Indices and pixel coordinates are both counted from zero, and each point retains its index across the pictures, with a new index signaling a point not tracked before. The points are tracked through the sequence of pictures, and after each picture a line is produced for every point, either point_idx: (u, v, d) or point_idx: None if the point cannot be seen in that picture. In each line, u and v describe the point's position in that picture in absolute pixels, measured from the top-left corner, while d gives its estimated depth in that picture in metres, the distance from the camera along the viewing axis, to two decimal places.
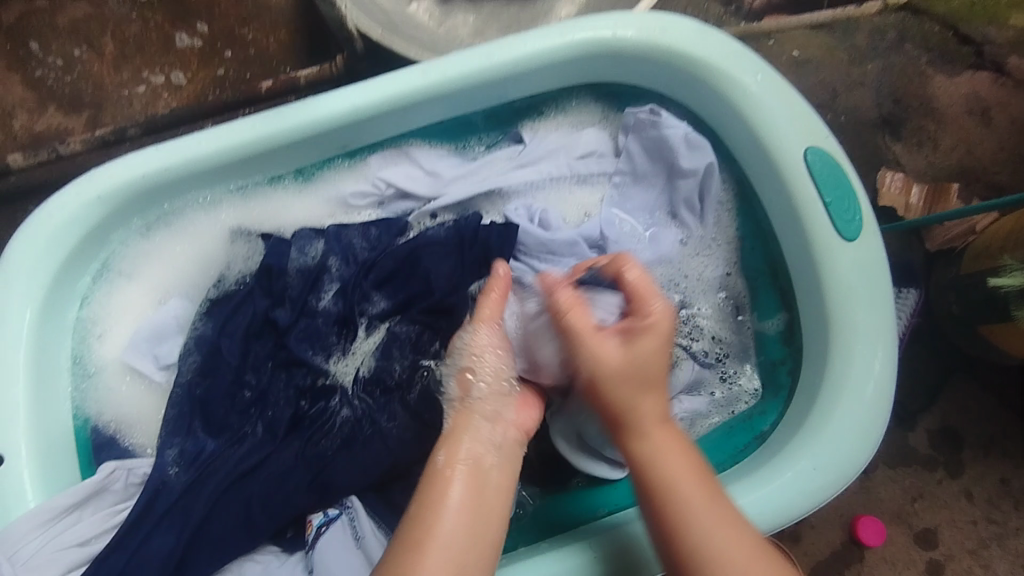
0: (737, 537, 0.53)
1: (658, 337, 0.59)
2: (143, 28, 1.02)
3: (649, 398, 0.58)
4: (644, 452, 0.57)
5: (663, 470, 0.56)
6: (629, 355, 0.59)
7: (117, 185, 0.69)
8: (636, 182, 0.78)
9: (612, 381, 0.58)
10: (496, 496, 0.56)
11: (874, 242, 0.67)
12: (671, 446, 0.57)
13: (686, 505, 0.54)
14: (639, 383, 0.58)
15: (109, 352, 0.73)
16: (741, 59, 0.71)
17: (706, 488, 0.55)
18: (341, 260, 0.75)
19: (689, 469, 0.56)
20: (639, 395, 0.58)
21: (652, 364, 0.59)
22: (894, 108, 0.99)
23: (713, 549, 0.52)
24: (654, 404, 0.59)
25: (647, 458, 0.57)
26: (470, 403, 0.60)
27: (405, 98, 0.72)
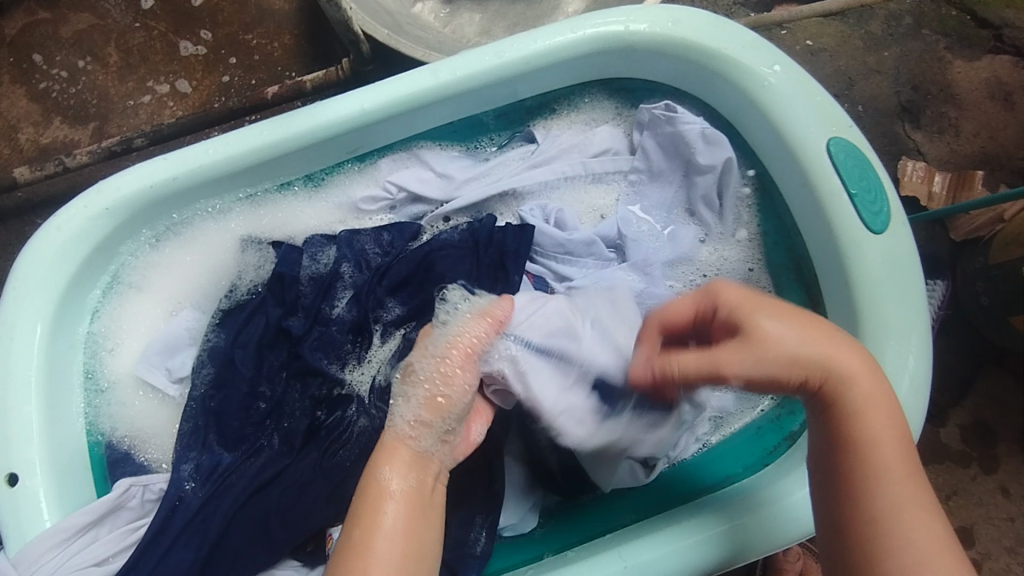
0: (920, 493, 0.47)
1: (759, 305, 0.53)
2: (147, 37, 1.01)
3: (802, 333, 0.51)
4: (849, 394, 0.50)
5: (858, 411, 0.50)
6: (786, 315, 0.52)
7: (125, 196, 0.68)
8: (653, 178, 0.76)
9: (776, 350, 0.51)
10: (433, 508, 0.54)
11: (903, 233, 0.65)
12: (871, 387, 0.50)
13: (878, 459, 0.48)
14: (808, 334, 0.52)
15: (121, 366, 0.71)
16: (758, 49, 0.69)
17: (893, 435, 0.49)
18: (354, 266, 0.74)
19: (889, 416, 0.50)
20: (808, 339, 0.51)
21: (807, 318, 0.53)
22: (913, 95, 0.97)
23: (889, 507, 0.46)
24: (840, 343, 0.52)
25: (848, 405, 0.50)
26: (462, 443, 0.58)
27: (414, 100, 0.71)
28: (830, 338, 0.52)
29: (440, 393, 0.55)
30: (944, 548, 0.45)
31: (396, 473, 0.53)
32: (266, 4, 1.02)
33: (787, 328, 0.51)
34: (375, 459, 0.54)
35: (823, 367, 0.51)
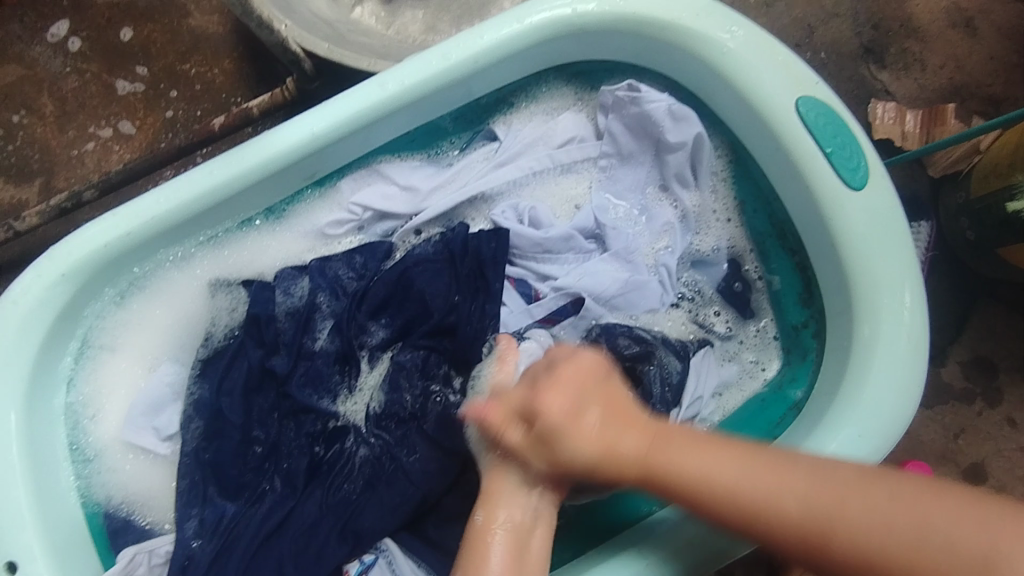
0: (845, 492, 0.48)
1: (563, 373, 0.56)
2: (81, 81, 0.97)
3: (673, 449, 0.53)
4: (687, 492, 0.52)
5: (712, 492, 0.51)
6: (580, 414, 0.54)
7: (80, 259, 0.65)
8: (624, 161, 0.74)
9: (576, 465, 0.54)
10: (537, 548, 0.55)
11: (883, 185, 0.64)
12: (701, 460, 0.52)
13: (781, 510, 0.49)
14: (577, 428, 0.54)
15: (107, 432, 0.69)
16: (713, 14, 0.66)
17: (776, 478, 0.50)
18: (330, 295, 0.72)
19: (747, 469, 0.51)
20: (615, 438, 0.54)
21: (598, 391, 0.56)
22: (875, 35, 0.95)
23: (833, 524, 0.47)
24: (625, 437, 0.54)
25: (697, 494, 0.51)
26: (505, 465, 0.57)
27: (366, 117, 0.68)
28: (622, 416, 0.56)
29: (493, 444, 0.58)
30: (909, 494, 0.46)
31: (501, 513, 0.55)
32: (200, 30, 0.98)
33: (581, 452, 0.54)
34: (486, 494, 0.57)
35: (645, 474, 0.53)
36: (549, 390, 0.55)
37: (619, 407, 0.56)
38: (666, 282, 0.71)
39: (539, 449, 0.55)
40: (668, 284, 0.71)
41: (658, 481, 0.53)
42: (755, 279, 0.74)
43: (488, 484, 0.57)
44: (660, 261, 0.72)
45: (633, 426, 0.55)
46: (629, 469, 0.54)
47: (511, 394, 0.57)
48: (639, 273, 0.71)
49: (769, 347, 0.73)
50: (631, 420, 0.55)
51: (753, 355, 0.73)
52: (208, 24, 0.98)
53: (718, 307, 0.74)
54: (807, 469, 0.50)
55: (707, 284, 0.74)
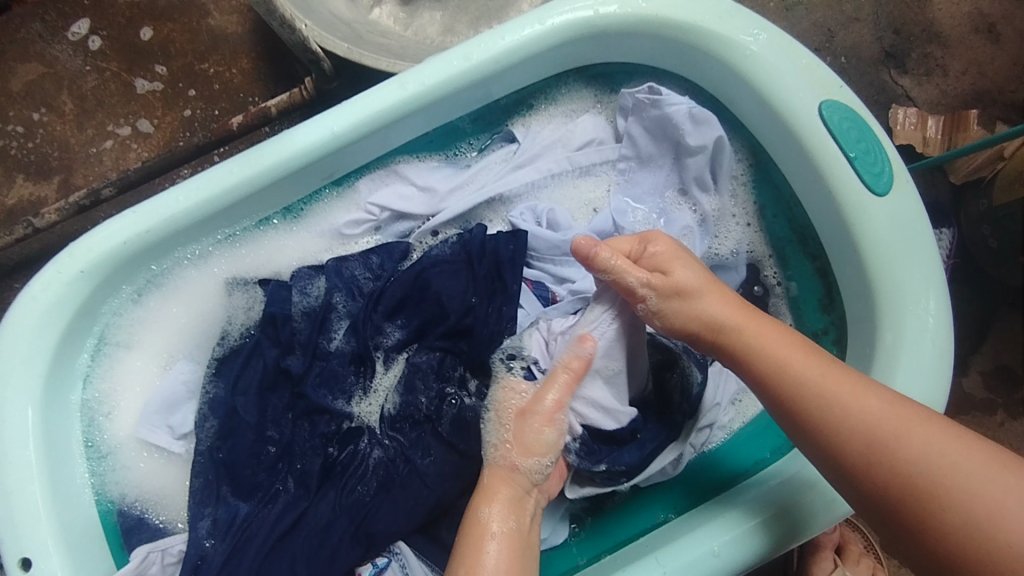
0: (906, 419, 0.50)
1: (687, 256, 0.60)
2: (100, 79, 0.97)
3: (770, 338, 0.56)
4: (762, 365, 0.56)
5: (779, 372, 0.55)
6: (692, 262, 0.59)
7: (100, 256, 0.65)
8: (643, 164, 0.74)
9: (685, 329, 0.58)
10: (533, 548, 0.57)
11: (908, 191, 0.63)
12: (788, 347, 0.56)
13: (854, 409, 0.51)
14: (715, 296, 0.58)
15: (122, 430, 0.69)
16: (736, 17, 0.66)
17: (852, 387, 0.53)
18: (346, 295, 0.71)
19: (829, 368, 0.54)
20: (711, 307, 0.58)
21: (712, 279, 0.59)
22: (896, 39, 0.94)
23: (894, 439, 0.49)
24: (722, 306, 0.58)
25: (774, 368, 0.55)
26: (515, 466, 0.59)
27: (386, 116, 0.68)
28: (728, 294, 0.59)
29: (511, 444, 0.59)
30: (959, 442, 0.49)
31: (499, 509, 0.56)
32: (219, 29, 0.98)
33: (691, 278, 0.58)
34: (482, 492, 0.58)
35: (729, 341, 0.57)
36: (658, 241, 0.60)
37: (733, 295, 0.59)
38: None
39: (660, 294, 0.58)
40: None
41: (740, 348, 0.57)
42: (774, 286, 0.73)
43: (488, 481, 0.59)
44: None
45: (736, 304, 0.58)
46: (726, 332, 0.57)
47: (613, 242, 0.61)
48: None
49: None
50: (744, 309, 0.58)
51: None
52: (228, 24, 0.98)
53: None
54: (869, 386, 0.53)
55: None
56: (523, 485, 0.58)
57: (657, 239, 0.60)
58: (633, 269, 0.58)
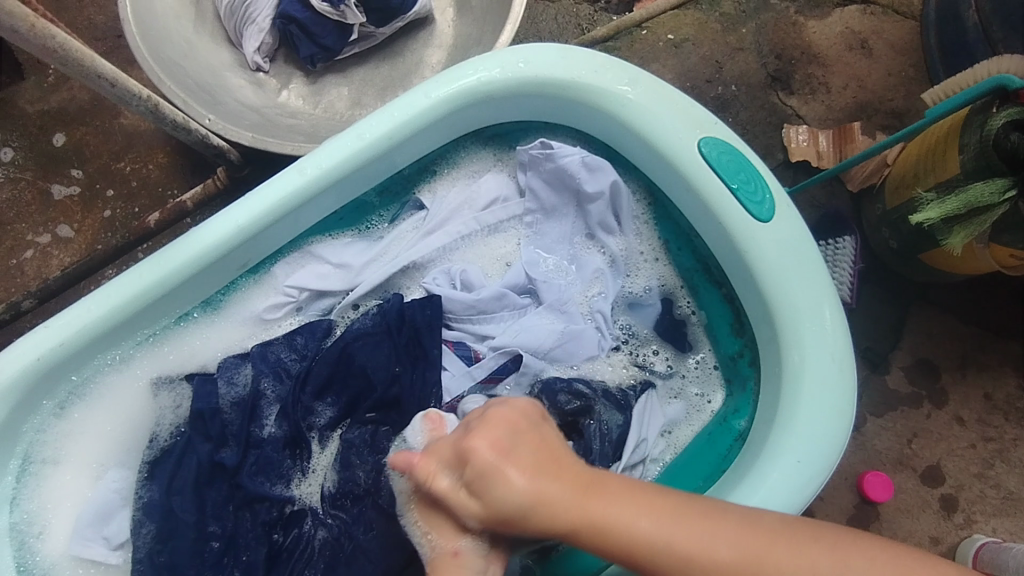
0: (766, 540, 0.48)
1: (495, 420, 0.51)
2: (16, 190, 0.98)
3: (613, 506, 0.49)
4: (624, 544, 0.48)
5: (642, 548, 0.48)
6: (512, 458, 0.50)
7: (15, 376, 0.65)
8: (548, 215, 0.76)
9: (502, 512, 0.49)
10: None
11: (790, 214, 0.66)
12: (631, 509, 0.49)
13: (712, 560, 0.47)
14: (546, 485, 0.49)
15: (55, 548, 0.67)
16: (611, 69, 0.70)
17: (700, 525, 0.49)
18: (273, 379, 0.72)
19: (664, 517, 0.49)
20: (541, 490, 0.49)
21: (532, 435, 0.52)
22: (779, 63, 1.00)
23: (752, 575, 0.46)
24: (561, 486, 0.50)
25: (635, 540, 0.48)
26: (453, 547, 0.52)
27: (291, 202, 0.69)
28: (563, 464, 0.51)
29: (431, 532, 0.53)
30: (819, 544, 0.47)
31: None
32: (132, 128, 0.99)
33: (518, 488, 0.49)
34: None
35: (585, 521, 0.49)
36: (483, 432, 0.51)
37: (553, 458, 0.51)
38: (602, 329, 0.73)
39: (467, 493, 0.49)
40: (604, 328, 0.73)
41: (592, 535, 0.49)
42: (689, 314, 0.76)
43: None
44: (595, 307, 0.73)
45: (578, 474, 0.51)
46: (552, 522, 0.49)
47: (442, 440, 0.52)
48: (576, 324, 0.72)
49: (710, 380, 0.74)
50: (587, 482, 0.50)
51: (696, 389, 0.74)
52: (140, 121, 1.00)
53: (656, 346, 0.75)
54: (741, 516, 0.49)
55: (642, 326, 0.76)
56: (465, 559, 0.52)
57: (497, 409, 0.53)
58: (431, 455, 0.51)
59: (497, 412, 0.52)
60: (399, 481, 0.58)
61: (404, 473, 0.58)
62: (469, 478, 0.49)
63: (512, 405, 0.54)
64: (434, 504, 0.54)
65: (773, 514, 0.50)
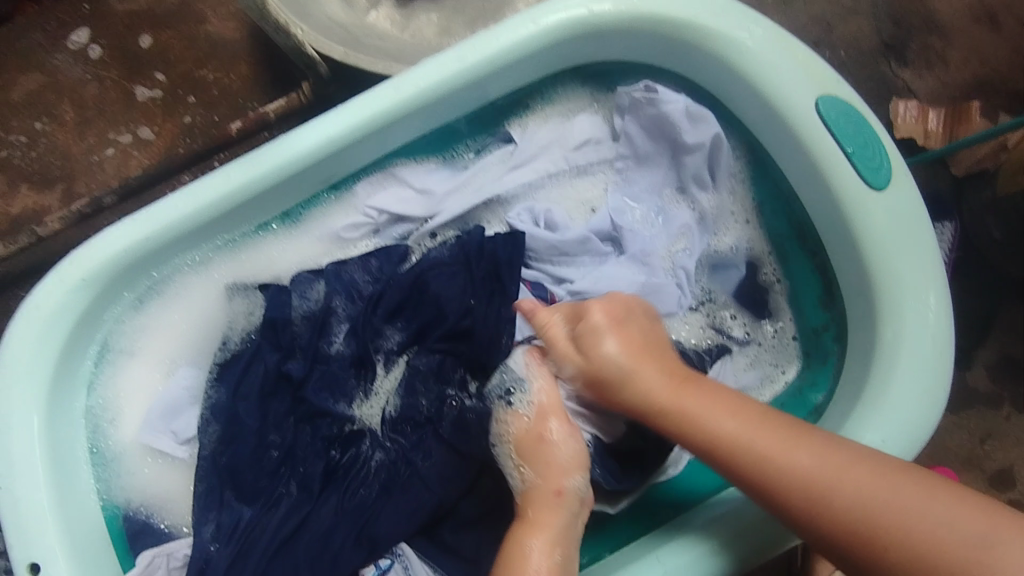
0: (873, 476, 0.51)
1: (639, 308, 0.64)
2: (101, 88, 0.98)
3: (697, 400, 0.59)
4: (721, 441, 0.56)
5: (732, 442, 0.56)
6: (620, 329, 0.62)
7: (101, 264, 0.66)
8: (640, 163, 0.74)
9: (606, 368, 0.61)
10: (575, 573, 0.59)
11: (906, 185, 0.62)
12: (717, 410, 0.58)
13: (794, 467, 0.53)
14: (643, 364, 0.61)
15: (126, 435, 0.70)
16: (731, 13, 0.65)
17: (787, 443, 0.54)
18: (345, 298, 0.71)
19: (770, 429, 0.56)
20: (638, 364, 0.61)
21: (640, 329, 0.63)
22: (896, 31, 0.93)
23: (827, 484, 0.51)
24: (654, 372, 0.60)
25: (729, 439, 0.56)
26: (547, 471, 0.61)
27: (382, 120, 0.68)
28: (656, 355, 0.62)
29: (523, 463, 0.62)
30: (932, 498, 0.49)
31: (541, 546, 0.58)
32: (217, 36, 0.98)
33: (618, 355, 0.61)
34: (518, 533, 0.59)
35: (667, 406, 0.59)
36: (602, 302, 0.63)
37: (654, 351, 0.62)
38: (683, 287, 0.70)
39: (575, 356, 0.63)
40: (686, 287, 0.70)
41: (671, 420, 0.59)
42: (773, 281, 0.73)
43: (529, 514, 0.60)
44: (678, 263, 0.71)
45: (674, 371, 0.61)
46: (643, 402, 0.60)
47: (563, 303, 0.66)
48: (657, 277, 0.69)
49: (787, 351, 0.72)
50: (681, 376, 0.60)
51: (772, 357, 0.72)
52: (226, 31, 0.98)
53: (735, 311, 0.73)
54: (836, 445, 0.53)
55: (723, 289, 0.73)
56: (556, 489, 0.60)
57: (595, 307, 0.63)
58: (552, 326, 0.64)
59: (621, 296, 0.64)
60: (499, 409, 0.64)
61: (507, 404, 0.64)
62: (580, 333, 0.63)
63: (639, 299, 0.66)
64: (544, 439, 0.62)
65: (865, 447, 0.54)
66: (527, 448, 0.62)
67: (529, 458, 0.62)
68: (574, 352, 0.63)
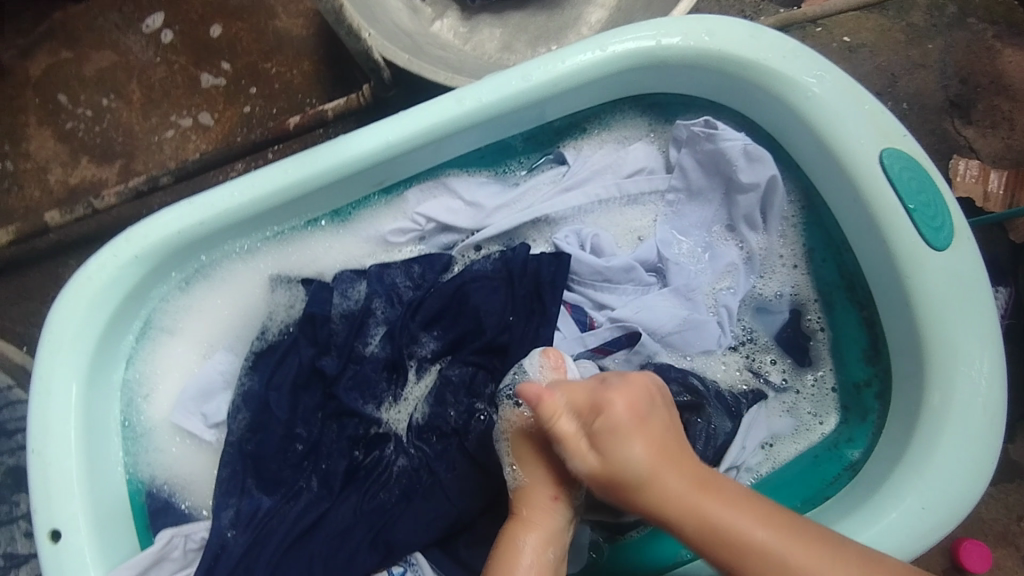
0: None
1: (644, 388, 0.55)
2: (169, 71, 1.01)
3: (724, 510, 0.51)
4: (748, 554, 0.49)
5: (762, 551, 0.49)
6: (644, 427, 0.53)
7: (154, 243, 0.67)
8: (691, 198, 0.73)
9: (626, 472, 0.52)
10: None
11: (966, 247, 0.61)
12: (747, 519, 0.50)
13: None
14: (669, 466, 0.52)
15: (157, 413, 0.71)
16: (801, 57, 0.65)
17: (812, 547, 0.49)
18: (385, 301, 0.72)
19: (785, 532, 0.50)
20: (654, 467, 0.52)
21: (653, 420, 0.54)
22: (962, 89, 0.92)
23: None
24: (677, 475, 0.52)
25: (757, 551, 0.49)
26: (538, 472, 0.57)
27: (441, 130, 0.69)
28: (677, 457, 0.53)
29: (516, 461, 0.58)
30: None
31: (535, 542, 0.55)
32: (285, 31, 1.01)
33: (638, 455, 0.52)
34: (511, 529, 0.56)
35: (691, 511, 0.51)
36: (622, 391, 0.54)
37: (679, 452, 0.53)
38: (724, 325, 0.69)
39: (590, 446, 0.53)
40: (726, 326, 0.70)
41: (697, 532, 0.51)
42: (817, 330, 0.71)
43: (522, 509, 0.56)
44: (720, 301, 0.70)
45: (698, 476, 0.52)
46: (661, 513, 0.52)
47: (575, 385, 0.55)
48: (698, 314, 0.69)
49: (824, 403, 0.70)
50: (705, 485, 0.52)
51: (809, 406, 0.70)
52: (293, 27, 1.01)
53: (774, 355, 0.71)
54: (853, 560, 0.49)
55: (765, 331, 0.72)
56: (547, 493, 0.56)
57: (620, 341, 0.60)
58: (563, 371, 0.60)
59: (639, 321, 0.63)
60: (504, 408, 0.59)
61: (515, 404, 0.59)
62: (597, 431, 0.52)
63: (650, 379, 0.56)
64: (540, 446, 0.57)
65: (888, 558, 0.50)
66: (523, 446, 0.57)
67: (518, 455, 0.58)
68: None
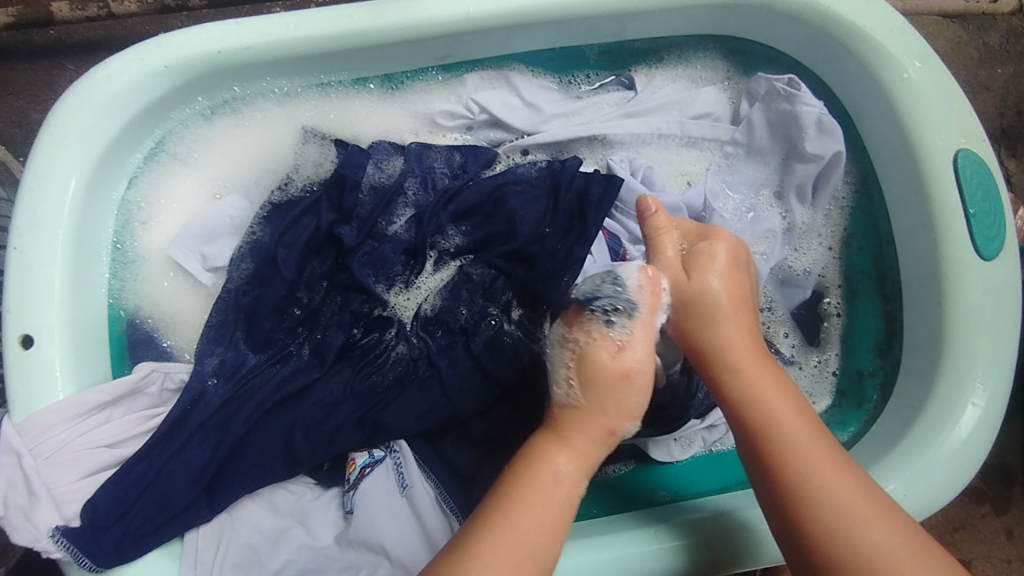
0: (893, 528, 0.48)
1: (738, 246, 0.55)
2: None
3: (770, 388, 0.52)
4: (780, 431, 0.50)
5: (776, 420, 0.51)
6: (736, 288, 0.53)
7: (187, 57, 0.61)
8: (750, 154, 0.71)
9: (707, 325, 0.52)
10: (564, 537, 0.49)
11: (1012, 264, 0.61)
12: (789, 402, 0.52)
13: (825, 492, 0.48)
14: (739, 315, 0.53)
15: (152, 242, 0.66)
16: (904, 36, 0.63)
17: (836, 464, 0.50)
18: (419, 183, 0.68)
19: (812, 427, 0.51)
20: (722, 327, 0.52)
21: (738, 284, 0.54)
22: (1016, 120, 0.92)
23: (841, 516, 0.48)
24: (747, 341, 0.53)
25: (788, 435, 0.50)
26: (609, 404, 0.50)
27: (525, 15, 0.64)
28: (752, 330, 0.54)
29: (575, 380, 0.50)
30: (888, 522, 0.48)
31: (566, 468, 0.49)
32: None
33: (719, 318, 0.52)
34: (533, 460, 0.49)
35: (730, 354, 0.52)
36: (724, 251, 0.54)
37: (752, 322, 0.54)
38: (757, 285, 0.68)
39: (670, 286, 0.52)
40: None
41: (736, 375, 0.52)
42: (834, 314, 0.72)
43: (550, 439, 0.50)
44: (753, 265, 0.67)
45: (758, 339, 0.53)
46: (726, 374, 0.52)
47: (676, 236, 0.55)
48: None
49: (822, 384, 0.71)
50: (761, 351, 0.53)
51: (808, 384, 0.71)
52: None
53: (788, 329, 0.71)
54: (864, 479, 0.50)
55: (786, 304, 0.71)
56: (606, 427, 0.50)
57: (718, 263, 0.53)
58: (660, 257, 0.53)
59: (739, 266, 0.54)
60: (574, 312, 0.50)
61: (600, 320, 0.49)
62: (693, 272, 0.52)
63: (739, 263, 0.55)
64: (625, 379, 0.49)
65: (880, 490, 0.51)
66: (604, 375, 0.49)
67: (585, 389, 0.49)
68: (673, 289, 0.52)
